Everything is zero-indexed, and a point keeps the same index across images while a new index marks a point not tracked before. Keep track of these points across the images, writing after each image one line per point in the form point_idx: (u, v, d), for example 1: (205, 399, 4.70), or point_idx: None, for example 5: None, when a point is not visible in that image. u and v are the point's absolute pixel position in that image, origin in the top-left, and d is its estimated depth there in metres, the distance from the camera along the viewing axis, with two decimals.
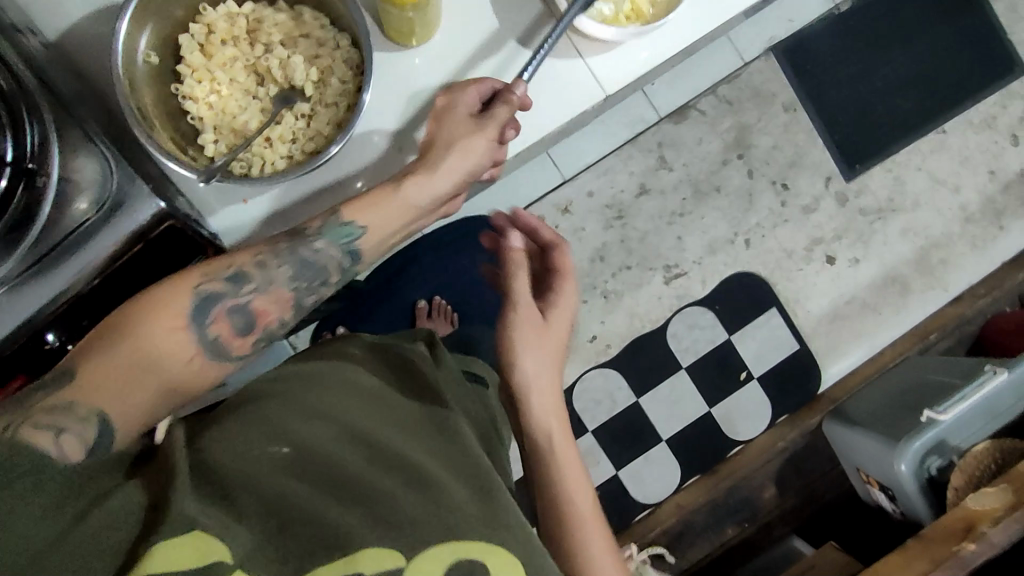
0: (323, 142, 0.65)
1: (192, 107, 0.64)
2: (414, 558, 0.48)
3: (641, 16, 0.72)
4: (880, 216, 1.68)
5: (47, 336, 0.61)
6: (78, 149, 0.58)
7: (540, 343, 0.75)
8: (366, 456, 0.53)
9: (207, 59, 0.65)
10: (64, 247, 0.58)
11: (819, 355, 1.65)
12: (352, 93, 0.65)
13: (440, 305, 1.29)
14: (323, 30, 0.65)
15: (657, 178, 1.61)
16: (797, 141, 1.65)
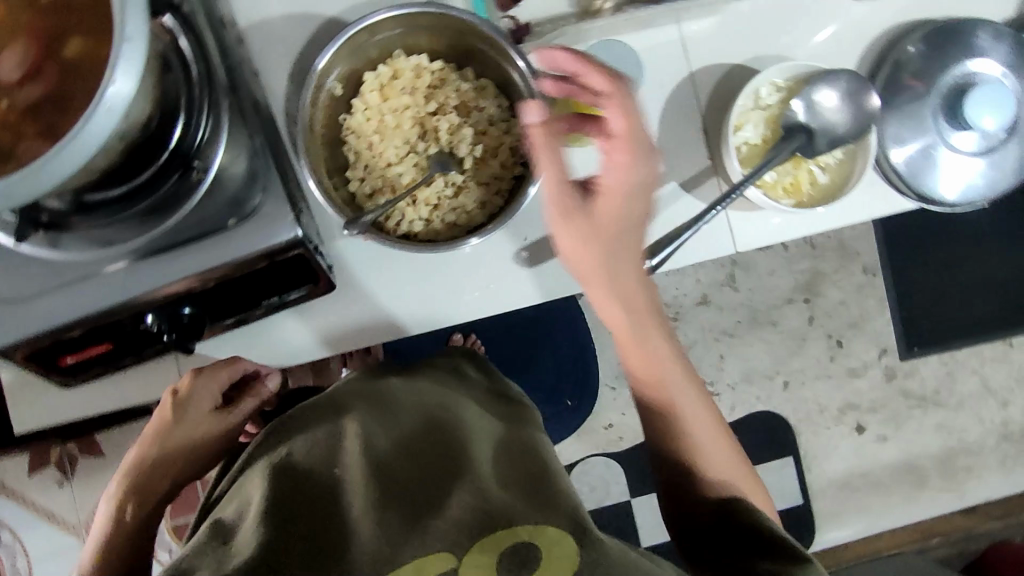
0: (464, 217, 0.65)
1: (353, 141, 0.65)
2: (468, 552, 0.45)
3: (799, 193, 0.72)
4: (922, 404, 1.65)
5: (145, 319, 0.60)
6: (241, 151, 0.60)
7: (598, 234, 0.59)
8: (403, 450, 0.55)
9: (382, 101, 0.65)
10: (195, 242, 0.58)
11: (819, 517, 1.62)
12: (507, 181, 0.65)
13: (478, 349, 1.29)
14: (500, 110, 0.66)
15: (721, 292, 1.60)
16: (865, 304, 1.64)
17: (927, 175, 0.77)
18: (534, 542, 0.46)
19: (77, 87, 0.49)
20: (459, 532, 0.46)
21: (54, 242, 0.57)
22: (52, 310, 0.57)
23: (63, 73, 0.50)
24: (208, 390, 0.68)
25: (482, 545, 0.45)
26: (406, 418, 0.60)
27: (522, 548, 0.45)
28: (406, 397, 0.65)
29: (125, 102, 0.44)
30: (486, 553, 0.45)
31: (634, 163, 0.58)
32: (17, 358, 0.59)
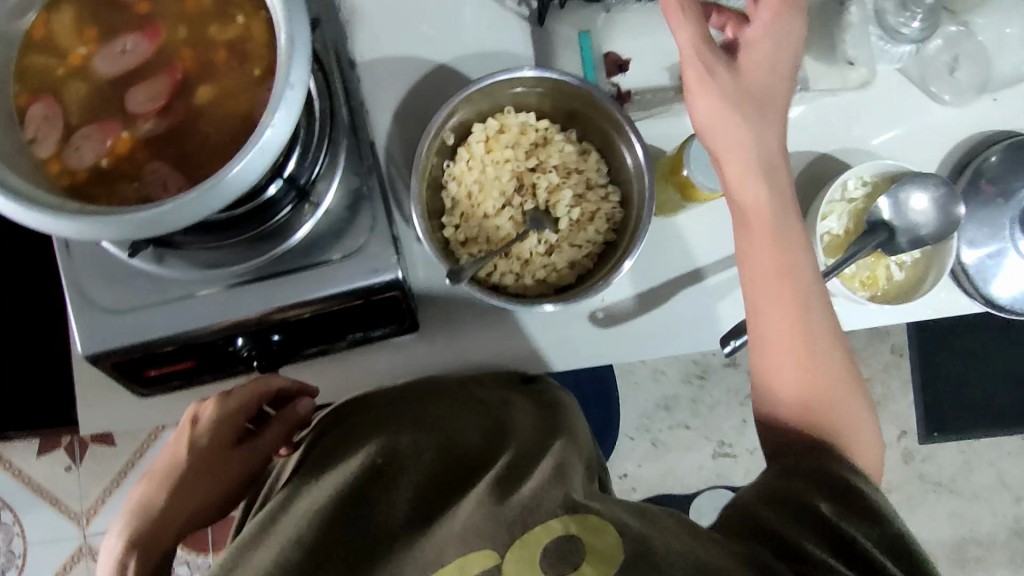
0: (554, 276, 0.66)
1: (454, 189, 0.66)
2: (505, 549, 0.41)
3: (874, 285, 0.74)
4: (936, 489, 1.65)
5: (236, 342, 0.61)
6: (350, 190, 0.61)
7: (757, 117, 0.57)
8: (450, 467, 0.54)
9: (486, 153, 0.67)
10: (295, 272, 0.59)
11: None
12: (599, 245, 0.67)
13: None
14: (598, 176, 0.67)
15: (749, 356, 1.59)
16: (889, 384, 1.64)
17: (987, 281, 0.78)
18: (575, 535, 0.42)
19: (196, 137, 0.51)
20: (495, 526, 0.42)
21: (158, 257, 0.58)
22: (149, 324, 0.58)
23: (193, 117, 0.51)
24: (234, 418, 0.61)
25: (522, 541, 0.41)
26: (458, 429, 0.59)
27: (562, 542, 0.41)
28: (427, 404, 0.63)
29: (277, 149, 0.45)
30: (526, 549, 0.41)
31: (789, 24, 0.58)
32: (107, 365, 0.59)
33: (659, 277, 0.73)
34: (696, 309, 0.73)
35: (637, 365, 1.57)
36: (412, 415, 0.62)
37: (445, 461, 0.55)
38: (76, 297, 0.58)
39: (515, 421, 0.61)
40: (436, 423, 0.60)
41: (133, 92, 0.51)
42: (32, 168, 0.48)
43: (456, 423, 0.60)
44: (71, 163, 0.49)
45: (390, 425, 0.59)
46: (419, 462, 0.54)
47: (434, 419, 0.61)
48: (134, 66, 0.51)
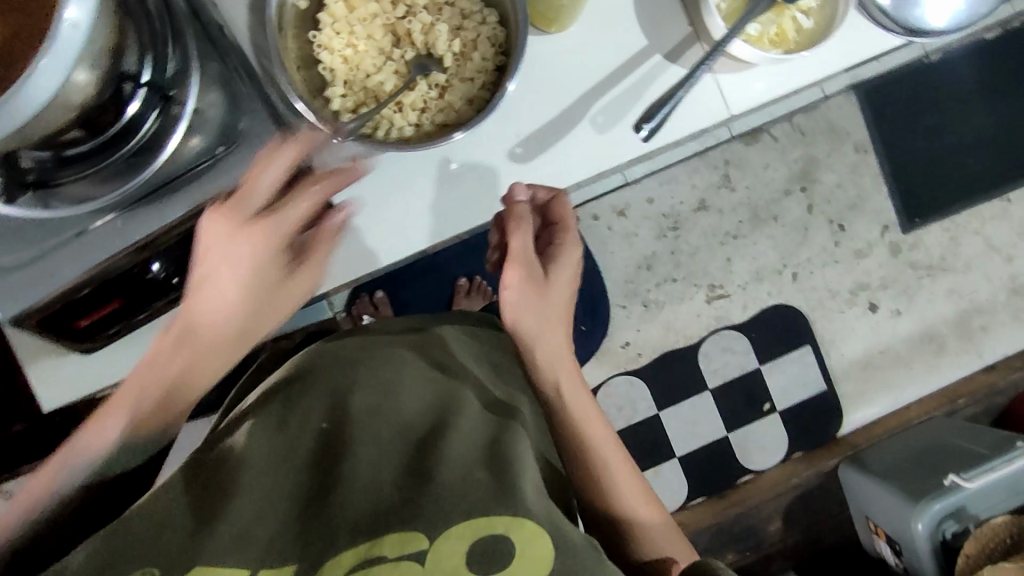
0: (452, 116, 0.64)
1: (327, 57, 0.63)
2: (434, 537, 0.47)
3: (784, 41, 0.71)
4: (929, 272, 1.63)
5: (153, 267, 0.60)
6: (214, 82, 0.58)
7: (545, 316, 0.70)
8: (396, 426, 0.58)
9: (349, 11, 0.63)
10: (185, 178, 0.58)
11: (844, 401, 1.62)
12: (490, 73, 0.64)
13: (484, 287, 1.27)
14: (470, 2, 0.64)
15: (717, 195, 1.57)
16: (862, 183, 1.59)
17: (914, 6, 0.73)
18: (505, 534, 0.47)
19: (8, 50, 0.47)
20: (428, 515, 0.48)
21: (42, 202, 0.56)
22: (57, 269, 0.57)
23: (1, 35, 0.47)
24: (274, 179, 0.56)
25: (458, 530, 0.47)
26: (407, 385, 0.64)
27: (493, 541, 0.47)
28: (378, 364, 0.66)
29: (88, 23, 0.42)
30: (456, 538, 0.47)
31: None
32: (33, 324, 0.59)
33: (569, 95, 0.70)
34: (612, 118, 0.71)
35: (610, 234, 1.55)
36: (367, 374, 0.64)
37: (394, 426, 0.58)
38: None
39: (464, 395, 0.64)
40: (385, 378, 0.64)
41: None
42: None
43: (405, 378, 0.65)
44: None
45: (338, 384, 0.63)
46: (368, 416, 0.59)
47: (386, 372, 0.65)
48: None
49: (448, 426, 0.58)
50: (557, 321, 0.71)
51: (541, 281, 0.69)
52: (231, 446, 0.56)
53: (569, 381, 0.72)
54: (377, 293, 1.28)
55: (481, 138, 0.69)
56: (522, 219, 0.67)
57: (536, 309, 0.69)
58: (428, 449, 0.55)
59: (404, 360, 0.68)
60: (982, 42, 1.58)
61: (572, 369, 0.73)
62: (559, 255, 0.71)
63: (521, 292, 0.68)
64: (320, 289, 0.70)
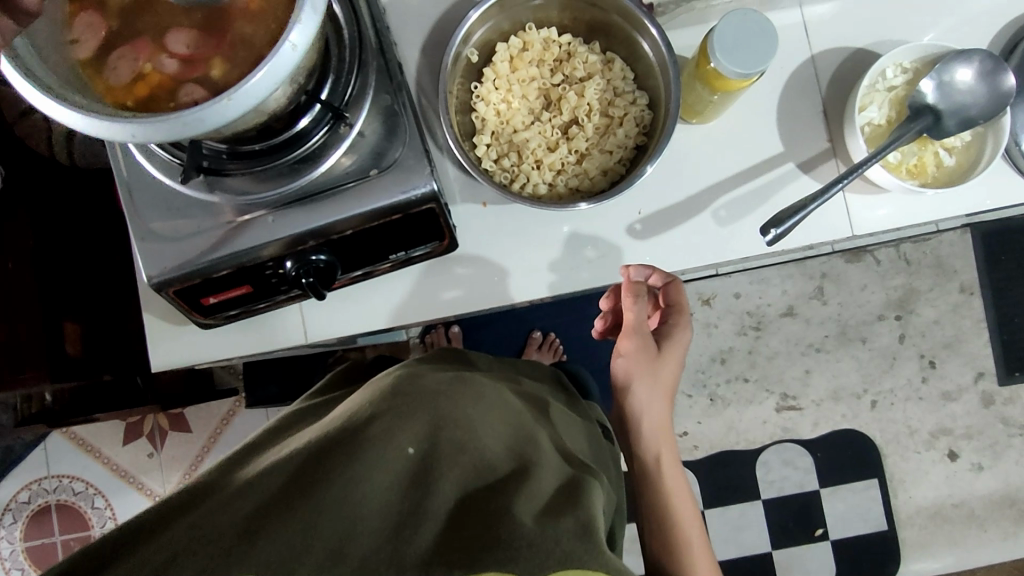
0: (586, 183, 0.67)
1: (482, 107, 0.67)
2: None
3: (922, 173, 0.71)
4: (1021, 432, 1.53)
5: (285, 264, 0.64)
6: (379, 113, 0.63)
7: (657, 385, 0.74)
8: (480, 459, 0.57)
9: (512, 71, 0.68)
10: (335, 192, 0.62)
11: (904, 546, 1.52)
12: (629, 150, 0.67)
13: (556, 345, 1.28)
14: (625, 82, 0.67)
15: (807, 305, 1.54)
16: (962, 324, 1.53)
17: None
18: None
19: (224, 62, 0.53)
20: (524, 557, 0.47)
21: (209, 186, 0.62)
22: (205, 246, 0.62)
23: (220, 50, 0.54)
24: None
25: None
26: (489, 420, 0.62)
27: None
28: (458, 393, 0.63)
29: (305, 46, 0.48)
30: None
31: None
32: (169, 293, 0.64)
33: (696, 183, 0.73)
34: (733, 213, 0.73)
35: (690, 320, 1.54)
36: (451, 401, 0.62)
37: (472, 467, 0.56)
38: (137, 229, 0.63)
39: (540, 446, 0.63)
40: (468, 406, 0.62)
41: (174, 32, 0.55)
42: (78, 83, 0.53)
43: (487, 410, 0.63)
44: (111, 80, 0.54)
45: (422, 404, 0.60)
46: (452, 445, 0.57)
47: (468, 402, 0.63)
48: (168, 10, 0.55)
49: (531, 477, 0.56)
50: (663, 387, 0.75)
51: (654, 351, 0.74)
52: (318, 457, 0.54)
53: (670, 461, 0.75)
54: (453, 327, 1.29)
55: (605, 209, 0.72)
56: (637, 302, 0.70)
57: (650, 376, 0.73)
58: (515, 492, 0.54)
59: (486, 394, 0.66)
60: None
61: (670, 438, 0.77)
62: (672, 330, 0.75)
63: (635, 352, 0.72)
64: (421, 315, 0.74)
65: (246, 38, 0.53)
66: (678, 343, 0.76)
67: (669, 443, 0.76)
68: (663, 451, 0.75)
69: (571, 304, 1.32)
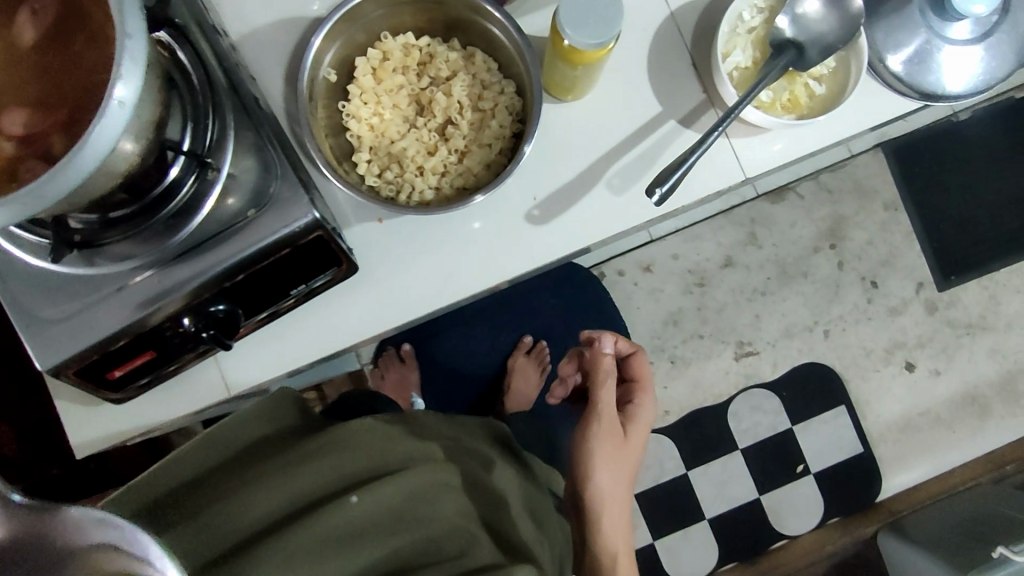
0: (471, 180, 0.67)
1: (354, 125, 0.66)
2: None
3: (797, 107, 0.73)
4: (969, 331, 1.58)
5: (183, 321, 0.62)
6: (248, 149, 0.62)
7: (617, 459, 0.96)
8: (423, 535, 0.60)
9: (377, 83, 0.67)
10: (217, 240, 0.60)
11: (883, 463, 1.55)
12: (508, 139, 0.67)
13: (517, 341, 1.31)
14: (490, 73, 0.67)
15: (744, 252, 1.56)
16: (893, 240, 1.57)
17: (928, 72, 0.75)
18: None
19: (63, 134, 0.52)
20: None
21: (88, 259, 0.60)
22: (95, 321, 0.60)
23: (58, 122, 0.52)
24: None
25: None
26: (437, 494, 0.64)
27: None
28: (405, 446, 0.67)
29: (135, 101, 0.46)
30: None
31: None
32: (70, 376, 0.62)
33: (585, 158, 0.73)
34: (628, 180, 0.73)
35: (636, 290, 1.55)
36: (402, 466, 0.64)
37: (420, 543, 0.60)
38: (21, 317, 0.60)
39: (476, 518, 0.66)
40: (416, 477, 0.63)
41: (10, 112, 0.53)
42: None
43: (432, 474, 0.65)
44: None
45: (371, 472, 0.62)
46: (397, 514, 0.60)
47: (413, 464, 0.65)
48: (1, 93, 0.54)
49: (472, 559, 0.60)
50: (623, 463, 0.97)
51: (619, 434, 0.96)
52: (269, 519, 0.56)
53: (621, 522, 0.99)
54: (404, 346, 1.28)
55: (503, 199, 0.72)
56: (608, 376, 0.94)
57: (611, 454, 0.95)
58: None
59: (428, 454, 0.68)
60: (1008, 102, 1.57)
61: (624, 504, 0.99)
62: (637, 412, 0.99)
63: (601, 438, 0.95)
64: (343, 343, 0.73)
65: (82, 106, 0.52)
66: (637, 418, 0.98)
67: (624, 510, 0.99)
68: (619, 512, 0.98)
69: (513, 299, 1.32)
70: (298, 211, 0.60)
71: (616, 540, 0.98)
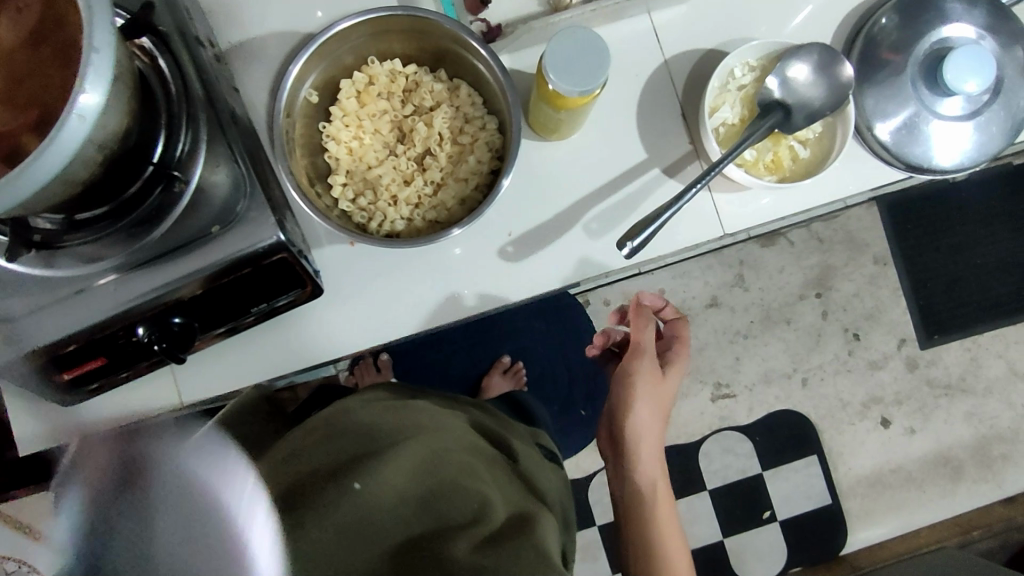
0: (444, 213, 0.67)
1: (332, 147, 0.66)
2: None
3: (780, 168, 0.73)
4: (947, 393, 1.58)
5: (137, 331, 0.62)
6: (220, 163, 0.61)
7: (655, 399, 0.88)
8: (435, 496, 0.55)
9: (360, 107, 0.67)
10: (179, 252, 0.60)
11: (850, 517, 1.55)
12: (484, 175, 0.67)
13: (504, 363, 1.30)
14: (474, 108, 0.67)
15: (730, 293, 1.56)
16: (880, 295, 1.57)
17: (916, 144, 0.75)
18: None
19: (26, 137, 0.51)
20: None
21: (46, 259, 0.59)
22: (47, 323, 0.59)
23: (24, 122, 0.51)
24: None
25: None
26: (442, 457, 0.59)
27: None
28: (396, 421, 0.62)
29: (96, 113, 0.45)
30: None
31: None
32: (17, 374, 0.61)
33: (564, 199, 0.73)
34: (605, 224, 0.73)
35: None
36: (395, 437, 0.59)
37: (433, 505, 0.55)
38: None
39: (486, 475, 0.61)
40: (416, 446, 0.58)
41: None
42: None
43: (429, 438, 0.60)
44: None
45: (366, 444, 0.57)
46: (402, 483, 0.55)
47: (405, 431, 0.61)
48: None
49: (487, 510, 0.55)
50: (660, 404, 0.89)
51: (659, 377, 0.88)
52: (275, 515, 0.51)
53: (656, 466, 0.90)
54: (380, 356, 1.26)
55: (480, 235, 0.72)
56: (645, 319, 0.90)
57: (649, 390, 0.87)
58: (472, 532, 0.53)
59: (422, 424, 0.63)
60: (1007, 169, 1.57)
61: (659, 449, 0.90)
62: (676, 356, 0.91)
63: (638, 376, 0.86)
64: (303, 362, 0.72)
65: (47, 109, 0.51)
66: (674, 359, 0.91)
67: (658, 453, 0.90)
68: (654, 455, 0.90)
69: (494, 322, 1.30)
70: (262, 226, 0.60)
71: (654, 480, 0.89)
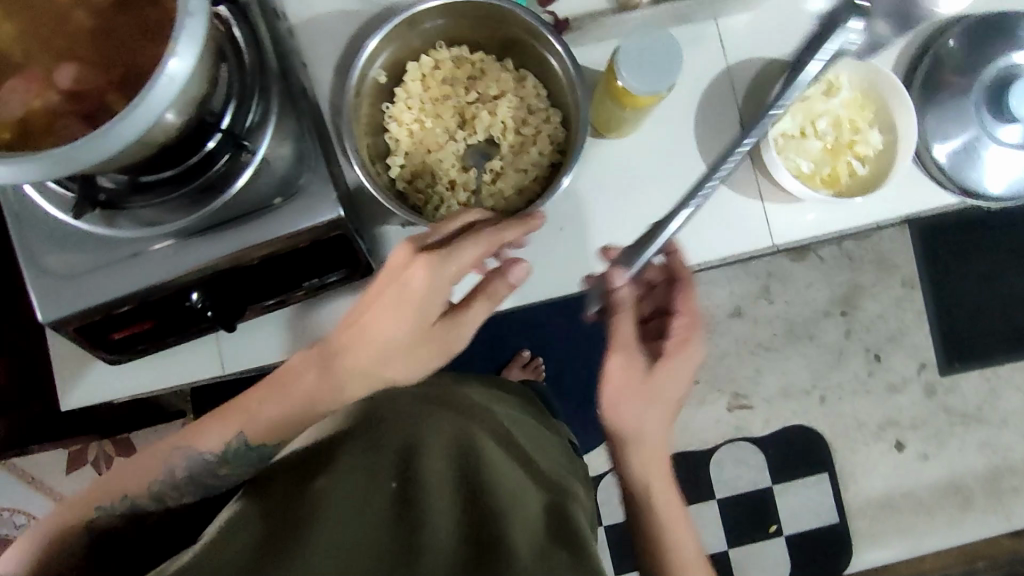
0: (502, 202, 0.67)
1: (394, 128, 0.66)
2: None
3: (836, 183, 0.72)
4: (964, 421, 1.57)
5: (191, 296, 0.62)
6: (287, 137, 0.61)
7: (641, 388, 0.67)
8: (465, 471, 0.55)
9: (425, 90, 0.67)
10: (241, 222, 0.60)
11: (856, 537, 1.54)
12: (545, 167, 0.67)
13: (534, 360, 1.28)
14: (538, 99, 0.67)
15: (755, 305, 1.56)
16: (904, 318, 1.56)
17: (972, 167, 0.75)
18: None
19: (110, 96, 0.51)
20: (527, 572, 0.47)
21: (108, 219, 0.59)
22: (107, 282, 0.60)
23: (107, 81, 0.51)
24: None
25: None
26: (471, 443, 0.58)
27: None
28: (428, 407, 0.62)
29: (185, 77, 0.46)
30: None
31: None
32: (71, 331, 0.62)
33: (616, 198, 0.73)
34: (656, 225, 0.73)
35: None
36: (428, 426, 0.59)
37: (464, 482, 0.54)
38: (28, 267, 0.60)
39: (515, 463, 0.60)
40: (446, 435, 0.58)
41: (61, 68, 0.52)
42: None
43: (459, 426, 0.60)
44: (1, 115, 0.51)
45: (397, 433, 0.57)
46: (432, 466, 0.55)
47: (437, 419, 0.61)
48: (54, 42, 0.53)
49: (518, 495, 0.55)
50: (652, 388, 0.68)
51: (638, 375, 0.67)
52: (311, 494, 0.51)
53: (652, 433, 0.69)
54: None
55: (530, 229, 0.72)
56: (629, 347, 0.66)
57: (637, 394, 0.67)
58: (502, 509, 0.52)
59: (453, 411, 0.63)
60: None
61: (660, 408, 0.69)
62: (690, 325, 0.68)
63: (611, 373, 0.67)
64: None
65: (133, 69, 0.51)
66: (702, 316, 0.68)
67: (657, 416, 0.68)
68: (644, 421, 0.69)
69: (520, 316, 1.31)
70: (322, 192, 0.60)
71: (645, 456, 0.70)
